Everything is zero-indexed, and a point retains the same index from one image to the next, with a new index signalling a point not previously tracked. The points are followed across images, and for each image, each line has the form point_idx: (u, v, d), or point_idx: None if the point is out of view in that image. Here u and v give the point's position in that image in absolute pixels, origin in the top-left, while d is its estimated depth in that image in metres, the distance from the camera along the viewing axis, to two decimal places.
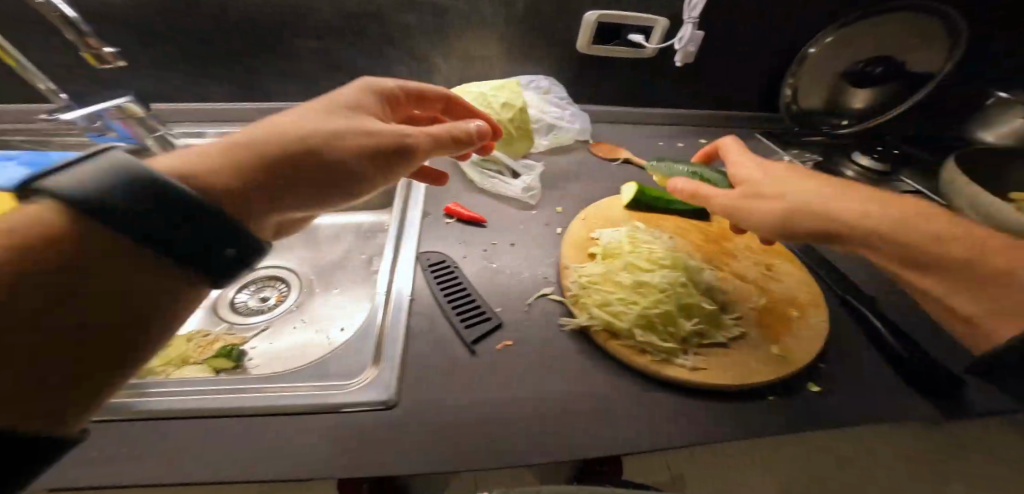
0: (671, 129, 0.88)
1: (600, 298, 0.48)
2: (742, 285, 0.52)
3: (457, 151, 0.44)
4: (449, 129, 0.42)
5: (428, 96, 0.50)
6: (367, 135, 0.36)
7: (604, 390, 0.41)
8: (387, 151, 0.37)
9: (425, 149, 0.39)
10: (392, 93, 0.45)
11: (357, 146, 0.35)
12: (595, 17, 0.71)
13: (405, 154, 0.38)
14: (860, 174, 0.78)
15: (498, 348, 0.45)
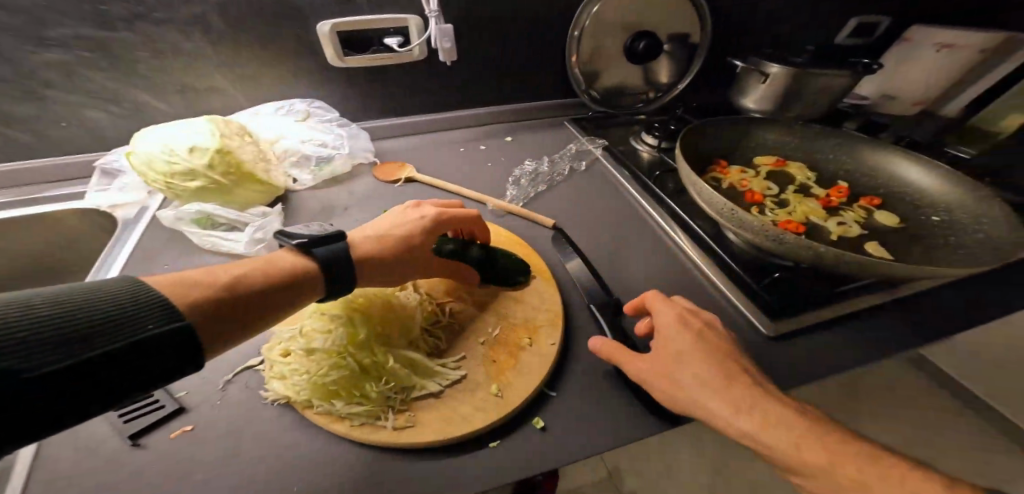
0: (476, 132, 0.86)
1: (284, 369, 0.42)
2: (458, 325, 0.50)
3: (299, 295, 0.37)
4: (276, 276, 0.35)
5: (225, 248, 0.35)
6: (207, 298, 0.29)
7: (292, 449, 0.38)
8: (226, 312, 0.30)
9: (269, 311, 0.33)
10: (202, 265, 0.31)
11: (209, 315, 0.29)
12: (333, 29, 0.68)
13: (249, 316, 0.32)
14: (649, 153, 0.80)
15: (170, 438, 0.37)
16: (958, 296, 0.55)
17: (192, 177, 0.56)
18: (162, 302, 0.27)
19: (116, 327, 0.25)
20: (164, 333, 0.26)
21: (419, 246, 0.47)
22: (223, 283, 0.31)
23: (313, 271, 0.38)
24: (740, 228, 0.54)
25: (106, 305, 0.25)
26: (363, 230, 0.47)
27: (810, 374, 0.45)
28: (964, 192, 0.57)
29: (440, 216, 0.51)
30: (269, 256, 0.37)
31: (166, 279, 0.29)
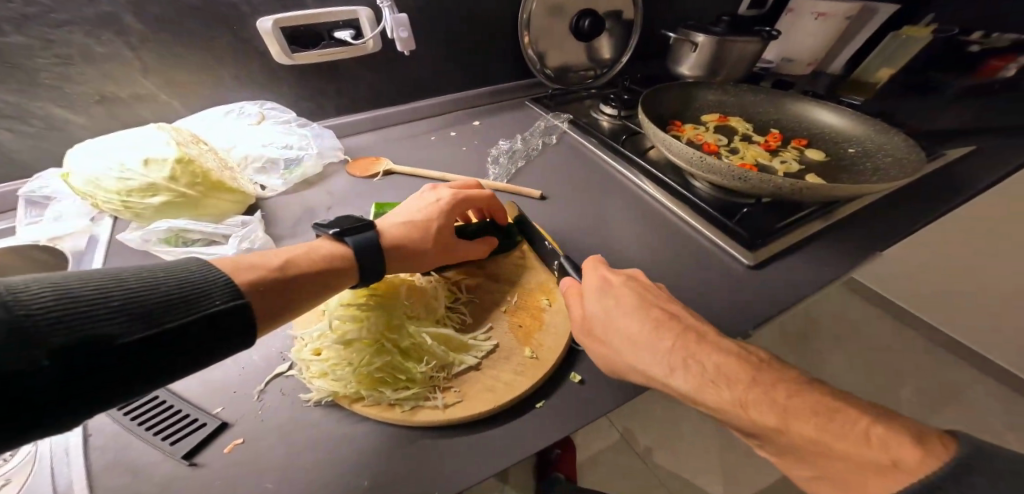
0: (442, 120, 0.85)
1: (321, 367, 0.44)
2: (478, 300, 0.53)
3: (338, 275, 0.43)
4: (312, 265, 0.41)
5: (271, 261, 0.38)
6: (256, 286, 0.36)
7: (350, 447, 0.39)
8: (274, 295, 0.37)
9: (308, 294, 0.40)
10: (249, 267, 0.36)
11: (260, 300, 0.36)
12: (276, 26, 0.63)
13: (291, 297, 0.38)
14: (611, 121, 0.87)
15: (223, 453, 0.38)
16: (879, 213, 0.67)
17: (154, 193, 0.51)
18: (224, 283, 0.32)
19: (190, 304, 0.30)
20: (225, 310, 0.31)
21: (437, 228, 0.52)
22: (273, 267, 0.38)
23: (347, 257, 0.44)
24: (708, 172, 0.61)
25: (180, 285, 0.30)
26: (389, 218, 0.52)
27: (785, 291, 0.54)
28: (869, 129, 0.70)
29: (456, 197, 0.55)
30: (310, 246, 0.44)
31: (232, 261, 0.36)
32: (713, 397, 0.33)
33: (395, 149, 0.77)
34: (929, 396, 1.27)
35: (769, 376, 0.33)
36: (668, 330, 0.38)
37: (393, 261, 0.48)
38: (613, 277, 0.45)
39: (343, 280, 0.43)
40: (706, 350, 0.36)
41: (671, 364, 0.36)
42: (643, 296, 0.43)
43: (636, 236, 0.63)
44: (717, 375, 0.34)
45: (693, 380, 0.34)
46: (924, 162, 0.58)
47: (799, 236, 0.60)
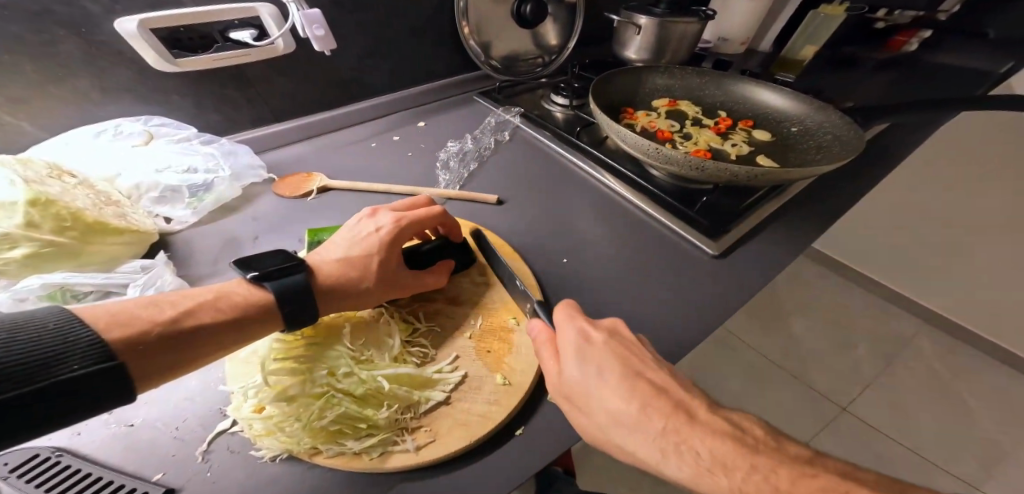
0: (380, 123, 0.77)
1: (266, 425, 0.37)
2: (440, 326, 0.48)
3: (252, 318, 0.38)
4: (218, 311, 0.36)
5: (161, 313, 0.33)
6: (138, 344, 0.31)
7: None
8: (163, 352, 0.32)
9: (210, 345, 0.35)
10: (131, 324, 0.31)
11: (143, 360, 0.31)
12: (145, 28, 0.51)
13: (187, 352, 0.34)
14: (564, 112, 0.84)
15: None
16: (823, 187, 0.69)
17: (11, 245, 0.40)
18: (90, 342, 0.29)
19: (39, 369, 0.26)
20: (86, 375, 0.28)
21: (379, 263, 0.46)
22: (167, 319, 0.33)
23: (268, 304, 0.39)
24: (666, 163, 0.60)
25: (30, 346, 0.27)
26: (324, 252, 0.47)
27: (753, 277, 0.54)
28: (808, 105, 0.72)
29: (399, 224, 0.49)
30: (221, 287, 0.39)
31: (110, 312, 0.31)
32: (714, 487, 0.30)
33: (330, 158, 0.69)
34: (867, 341, 1.41)
35: (761, 453, 0.31)
36: (660, 408, 0.34)
37: (329, 302, 0.43)
38: (593, 335, 0.39)
39: (263, 328, 0.39)
40: (699, 430, 0.32)
41: (665, 448, 0.32)
42: (625, 360, 0.37)
43: (602, 233, 0.61)
44: (715, 462, 0.30)
45: (690, 467, 0.31)
46: (864, 135, 0.60)
47: (757, 217, 0.61)
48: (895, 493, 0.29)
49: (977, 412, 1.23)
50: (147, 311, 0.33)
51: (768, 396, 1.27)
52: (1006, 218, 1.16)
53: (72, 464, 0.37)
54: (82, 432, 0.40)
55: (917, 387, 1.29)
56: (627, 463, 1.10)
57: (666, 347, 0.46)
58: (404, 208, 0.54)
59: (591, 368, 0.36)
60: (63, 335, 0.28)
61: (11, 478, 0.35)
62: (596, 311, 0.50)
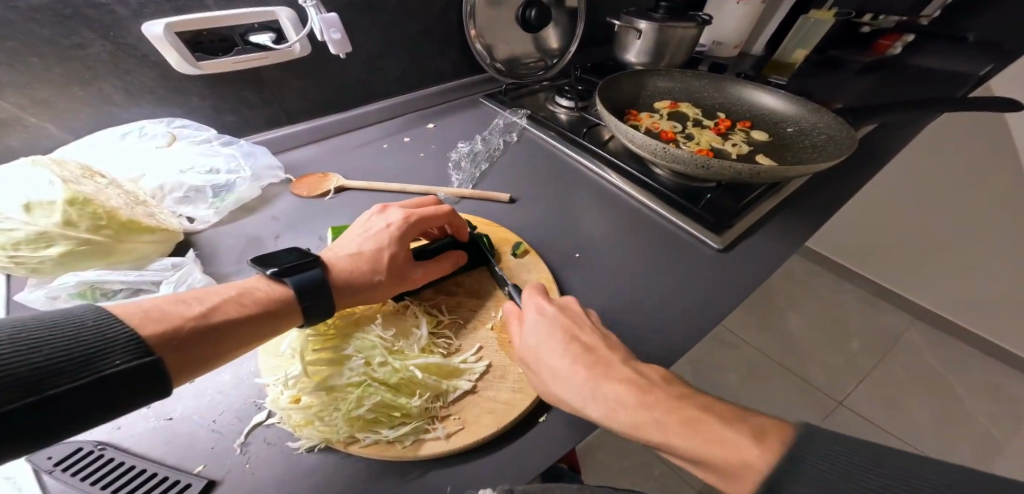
0: (391, 124, 0.79)
1: (306, 415, 0.39)
2: (463, 318, 0.50)
3: (275, 312, 0.39)
4: (242, 306, 0.38)
5: (186, 311, 0.34)
6: (170, 337, 0.32)
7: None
8: (194, 344, 0.33)
9: (239, 338, 0.36)
10: (161, 319, 0.33)
11: (177, 352, 0.32)
12: (171, 31, 0.52)
13: (218, 344, 0.35)
14: (568, 114, 0.86)
15: None
16: (819, 184, 0.73)
17: (49, 243, 0.42)
18: (126, 338, 0.30)
19: (82, 366, 0.28)
20: (126, 370, 0.29)
21: (391, 257, 0.48)
22: (195, 314, 0.35)
23: (288, 299, 0.40)
24: (672, 161, 0.62)
25: (72, 343, 0.28)
26: (338, 249, 0.48)
27: (756, 269, 0.57)
28: (801, 107, 0.76)
29: (407, 220, 0.51)
30: (243, 284, 0.40)
31: (142, 309, 0.33)
32: (617, 425, 0.34)
33: (343, 159, 0.71)
34: (858, 336, 1.46)
35: (659, 394, 0.34)
36: (584, 363, 0.38)
37: (345, 295, 0.44)
38: (547, 309, 0.44)
39: (284, 323, 0.40)
40: (612, 380, 0.36)
41: (583, 394, 0.36)
42: (567, 327, 0.42)
43: (612, 229, 0.63)
44: (617, 404, 0.35)
45: (600, 409, 0.35)
46: (855, 134, 0.63)
47: (758, 211, 0.64)
48: (765, 432, 0.30)
49: (964, 401, 1.28)
50: (176, 308, 0.34)
51: (768, 391, 1.30)
52: (989, 214, 1.22)
53: (115, 457, 0.39)
54: (122, 427, 0.42)
55: (908, 379, 1.34)
56: (632, 460, 1.12)
57: (676, 335, 0.49)
58: (414, 205, 0.56)
59: (539, 334, 0.42)
60: (102, 331, 0.29)
61: (57, 471, 0.37)
62: (612, 304, 0.52)
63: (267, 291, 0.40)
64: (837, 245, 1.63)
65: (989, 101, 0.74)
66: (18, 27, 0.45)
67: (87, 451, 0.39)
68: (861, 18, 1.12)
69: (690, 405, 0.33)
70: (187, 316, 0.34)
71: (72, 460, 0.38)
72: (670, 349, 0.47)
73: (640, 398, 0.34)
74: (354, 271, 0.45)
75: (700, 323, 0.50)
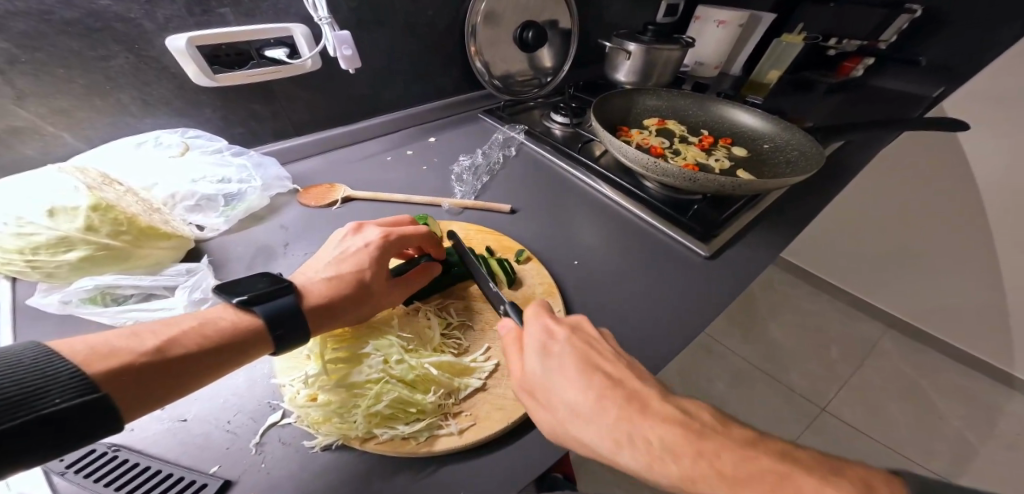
0: (394, 138, 0.82)
1: (324, 411, 0.42)
2: (471, 321, 0.53)
3: (238, 340, 0.38)
4: (201, 336, 0.37)
5: (136, 346, 0.33)
6: (120, 372, 0.31)
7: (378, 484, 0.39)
8: (150, 378, 0.32)
9: (199, 367, 0.35)
10: (109, 354, 0.32)
11: (130, 386, 0.31)
12: (192, 44, 0.54)
13: (177, 375, 0.34)
14: (563, 129, 0.91)
15: None
16: (796, 197, 0.79)
17: (68, 248, 0.43)
18: (70, 375, 0.29)
19: (22, 404, 0.27)
20: (70, 407, 0.28)
21: (370, 278, 0.48)
22: (151, 348, 0.34)
23: (257, 328, 0.40)
24: (663, 175, 0.67)
25: (9, 384, 0.27)
26: (312, 273, 0.48)
27: (741, 274, 0.62)
28: (777, 125, 0.82)
29: (386, 239, 0.51)
30: (206, 314, 0.39)
31: (89, 346, 0.32)
32: (666, 472, 0.31)
33: (349, 170, 0.73)
34: (833, 344, 1.54)
35: (719, 440, 0.31)
36: (614, 398, 0.35)
37: (325, 317, 0.44)
38: (559, 332, 0.42)
39: (255, 351, 0.39)
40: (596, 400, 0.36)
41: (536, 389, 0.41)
42: (586, 356, 0.39)
43: (607, 239, 0.67)
44: (667, 448, 0.31)
45: (643, 454, 0.32)
46: (823, 152, 0.69)
47: (741, 220, 0.70)
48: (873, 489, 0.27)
49: (934, 404, 1.36)
50: (125, 343, 0.33)
51: (753, 397, 1.36)
52: (949, 225, 1.31)
53: (130, 458, 0.39)
54: (136, 429, 0.43)
55: (882, 385, 1.41)
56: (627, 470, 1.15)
57: (671, 336, 0.53)
58: (389, 225, 0.57)
59: (553, 365, 0.38)
60: (37, 370, 0.28)
61: (70, 473, 0.38)
62: (612, 308, 0.56)
63: (229, 320, 0.39)
64: (811, 256, 1.73)
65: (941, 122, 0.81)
66: (47, 39, 0.47)
67: (100, 453, 0.40)
68: (828, 42, 1.21)
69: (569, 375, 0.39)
70: (136, 351, 0.33)
71: (90, 462, 0.39)
72: (664, 349, 0.51)
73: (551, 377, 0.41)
74: (331, 293, 0.46)
75: (692, 324, 0.54)
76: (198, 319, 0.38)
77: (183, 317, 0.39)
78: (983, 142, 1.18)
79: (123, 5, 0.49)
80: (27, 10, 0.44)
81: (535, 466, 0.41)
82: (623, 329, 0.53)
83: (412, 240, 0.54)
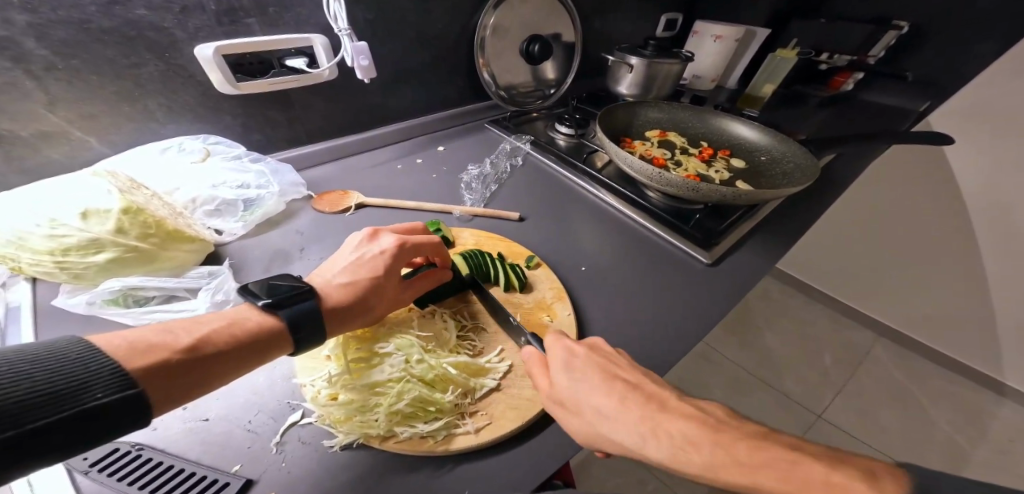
0: (404, 146, 0.84)
1: (346, 410, 0.43)
2: (484, 324, 0.55)
3: (261, 341, 0.39)
4: (229, 336, 0.37)
5: (169, 344, 0.34)
6: (155, 365, 0.32)
7: (395, 481, 0.40)
8: (183, 373, 0.33)
9: (226, 364, 0.36)
10: (146, 349, 0.32)
11: (163, 381, 0.32)
12: (219, 54, 0.57)
13: (206, 371, 0.35)
14: (567, 140, 0.93)
15: None
16: (791, 207, 0.82)
17: (98, 249, 0.44)
18: (111, 370, 0.30)
19: (65, 399, 0.27)
20: (108, 403, 0.28)
21: (384, 286, 0.49)
22: (184, 345, 0.34)
23: (279, 329, 0.41)
24: (666, 185, 0.70)
25: (54, 377, 0.28)
26: (329, 276, 0.49)
27: (741, 280, 0.65)
28: (772, 138, 0.86)
29: (401, 246, 0.53)
30: (233, 313, 0.40)
31: (127, 341, 0.32)
32: (689, 464, 0.33)
33: (360, 178, 0.75)
34: (826, 352, 1.57)
35: (734, 431, 0.34)
36: (635, 400, 0.38)
37: (342, 321, 0.46)
38: (578, 349, 0.44)
39: (276, 351, 0.40)
40: (674, 417, 0.36)
41: (642, 432, 0.35)
42: (604, 368, 0.42)
43: (612, 247, 0.69)
44: (685, 439, 0.34)
45: (666, 447, 0.34)
46: (818, 164, 0.72)
47: (740, 229, 0.73)
48: (875, 471, 0.28)
49: (927, 411, 1.39)
50: (157, 340, 0.33)
51: (751, 403, 1.39)
52: (935, 234, 1.36)
53: (153, 457, 0.39)
54: (157, 428, 0.42)
55: (874, 392, 1.45)
56: (629, 476, 1.16)
57: (677, 341, 0.55)
58: (403, 232, 0.58)
59: (575, 377, 0.41)
60: (78, 363, 0.29)
61: (93, 471, 0.38)
62: (619, 314, 0.58)
63: (250, 320, 0.40)
64: (805, 265, 1.77)
65: (926, 135, 0.86)
66: (84, 48, 0.49)
67: (124, 451, 0.39)
68: (818, 57, 1.28)
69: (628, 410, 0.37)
70: (168, 347, 0.33)
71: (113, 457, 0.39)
72: (669, 352, 0.53)
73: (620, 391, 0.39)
74: (348, 301, 0.47)
75: (696, 329, 0.56)
76: (225, 319, 0.39)
77: (210, 316, 0.39)
78: (966, 154, 1.24)
79: (157, 15, 0.52)
80: (68, 19, 0.47)
81: (549, 464, 0.42)
82: (630, 333, 0.55)
83: (426, 250, 0.55)
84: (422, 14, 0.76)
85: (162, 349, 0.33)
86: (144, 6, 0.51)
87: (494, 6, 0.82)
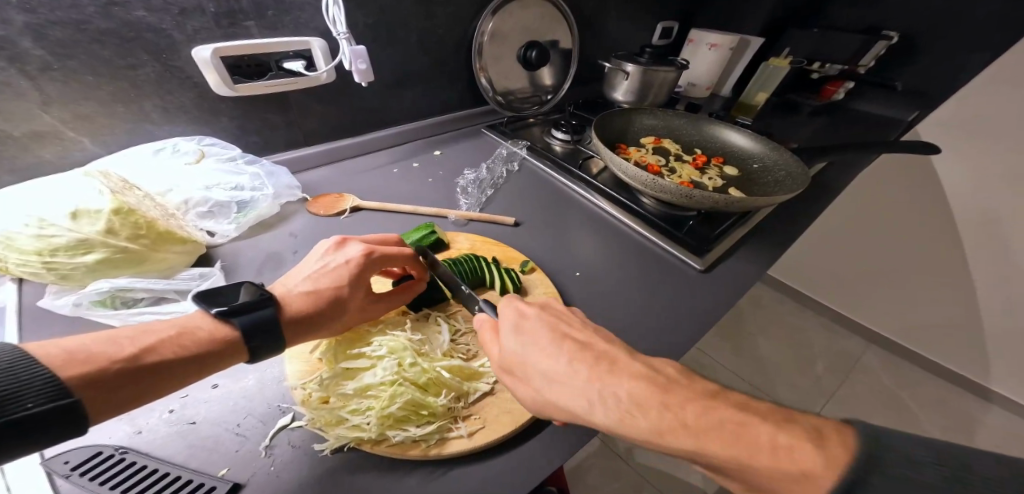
0: (401, 150, 0.84)
1: (337, 414, 0.43)
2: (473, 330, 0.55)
3: (212, 351, 0.38)
4: (179, 346, 0.37)
5: (109, 353, 0.33)
6: (89, 375, 0.31)
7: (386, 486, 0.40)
8: (126, 383, 0.33)
9: (173, 374, 0.35)
10: (82, 360, 0.32)
11: (98, 393, 0.31)
12: (216, 55, 0.57)
13: (151, 380, 0.34)
14: (563, 145, 0.94)
15: None
16: (783, 214, 0.83)
17: (86, 250, 0.44)
18: (44, 380, 0.29)
19: None
20: (40, 412, 0.28)
21: (347, 296, 0.48)
22: (127, 355, 0.34)
23: (233, 338, 0.40)
24: (659, 191, 0.70)
25: None
26: (291, 285, 0.48)
27: (734, 287, 0.65)
28: (766, 146, 0.86)
29: (368, 255, 0.51)
30: (183, 322, 0.39)
31: (66, 350, 0.32)
32: (635, 428, 0.31)
33: (355, 181, 0.75)
34: (818, 358, 1.59)
35: (678, 391, 0.32)
36: (584, 362, 0.36)
37: (299, 331, 0.44)
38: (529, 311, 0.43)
39: (231, 360, 0.40)
40: (620, 377, 0.34)
41: (590, 399, 0.33)
42: (557, 328, 0.40)
43: (608, 253, 0.70)
44: (632, 404, 0.32)
45: (613, 412, 0.32)
46: (809, 173, 0.74)
47: (733, 236, 0.73)
48: (822, 432, 0.27)
49: (917, 417, 1.40)
50: (95, 350, 0.33)
51: None
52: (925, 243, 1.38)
53: (138, 461, 0.39)
54: (143, 432, 0.42)
55: (866, 398, 1.46)
56: (624, 480, 1.16)
57: (671, 347, 0.55)
58: (375, 241, 0.56)
59: (523, 340, 0.40)
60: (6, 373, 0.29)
61: (74, 475, 0.37)
62: (614, 320, 0.58)
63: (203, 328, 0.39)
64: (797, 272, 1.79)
65: (914, 145, 0.87)
66: (80, 47, 0.49)
67: (106, 455, 0.39)
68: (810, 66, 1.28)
69: (572, 373, 0.35)
70: (108, 357, 0.33)
71: (94, 461, 0.38)
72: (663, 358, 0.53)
73: (570, 348, 0.37)
74: (308, 313, 0.45)
75: (691, 335, 0.57)
76: (177, 327, 0.38)
77: (160, 324, 0.38)
78: (955, 165, 1.26)
79: (155, 17, 0.52)
80: (66, 20, 0.47)
81: (543, 469, 0.42)
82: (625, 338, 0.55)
83: (398, 261, 0.53)
84: (421, 19, 0.76)
85: (99, 360, 0.32)
86: (143, 7, 0.51)
87: (491, 13, 0.83)
